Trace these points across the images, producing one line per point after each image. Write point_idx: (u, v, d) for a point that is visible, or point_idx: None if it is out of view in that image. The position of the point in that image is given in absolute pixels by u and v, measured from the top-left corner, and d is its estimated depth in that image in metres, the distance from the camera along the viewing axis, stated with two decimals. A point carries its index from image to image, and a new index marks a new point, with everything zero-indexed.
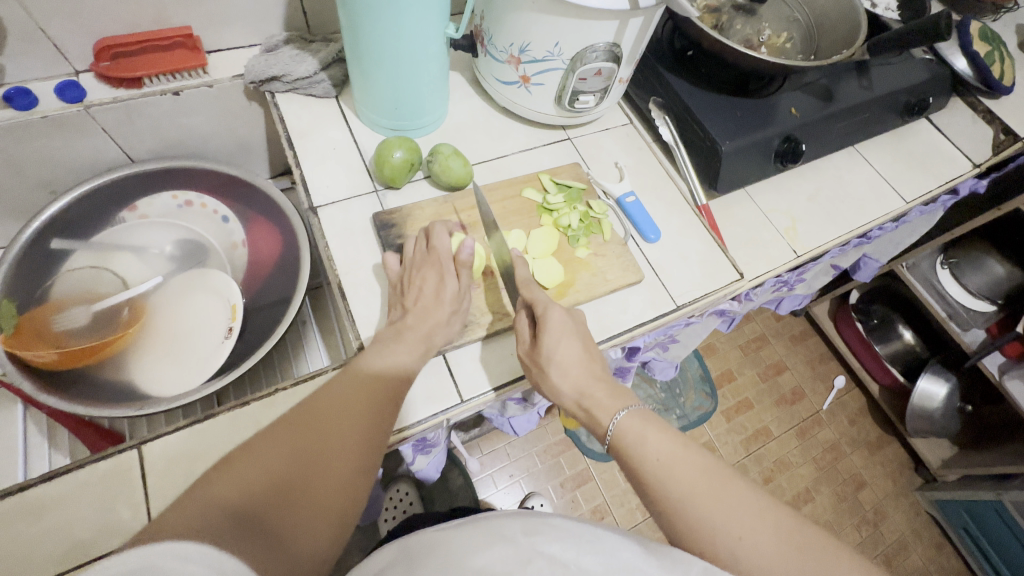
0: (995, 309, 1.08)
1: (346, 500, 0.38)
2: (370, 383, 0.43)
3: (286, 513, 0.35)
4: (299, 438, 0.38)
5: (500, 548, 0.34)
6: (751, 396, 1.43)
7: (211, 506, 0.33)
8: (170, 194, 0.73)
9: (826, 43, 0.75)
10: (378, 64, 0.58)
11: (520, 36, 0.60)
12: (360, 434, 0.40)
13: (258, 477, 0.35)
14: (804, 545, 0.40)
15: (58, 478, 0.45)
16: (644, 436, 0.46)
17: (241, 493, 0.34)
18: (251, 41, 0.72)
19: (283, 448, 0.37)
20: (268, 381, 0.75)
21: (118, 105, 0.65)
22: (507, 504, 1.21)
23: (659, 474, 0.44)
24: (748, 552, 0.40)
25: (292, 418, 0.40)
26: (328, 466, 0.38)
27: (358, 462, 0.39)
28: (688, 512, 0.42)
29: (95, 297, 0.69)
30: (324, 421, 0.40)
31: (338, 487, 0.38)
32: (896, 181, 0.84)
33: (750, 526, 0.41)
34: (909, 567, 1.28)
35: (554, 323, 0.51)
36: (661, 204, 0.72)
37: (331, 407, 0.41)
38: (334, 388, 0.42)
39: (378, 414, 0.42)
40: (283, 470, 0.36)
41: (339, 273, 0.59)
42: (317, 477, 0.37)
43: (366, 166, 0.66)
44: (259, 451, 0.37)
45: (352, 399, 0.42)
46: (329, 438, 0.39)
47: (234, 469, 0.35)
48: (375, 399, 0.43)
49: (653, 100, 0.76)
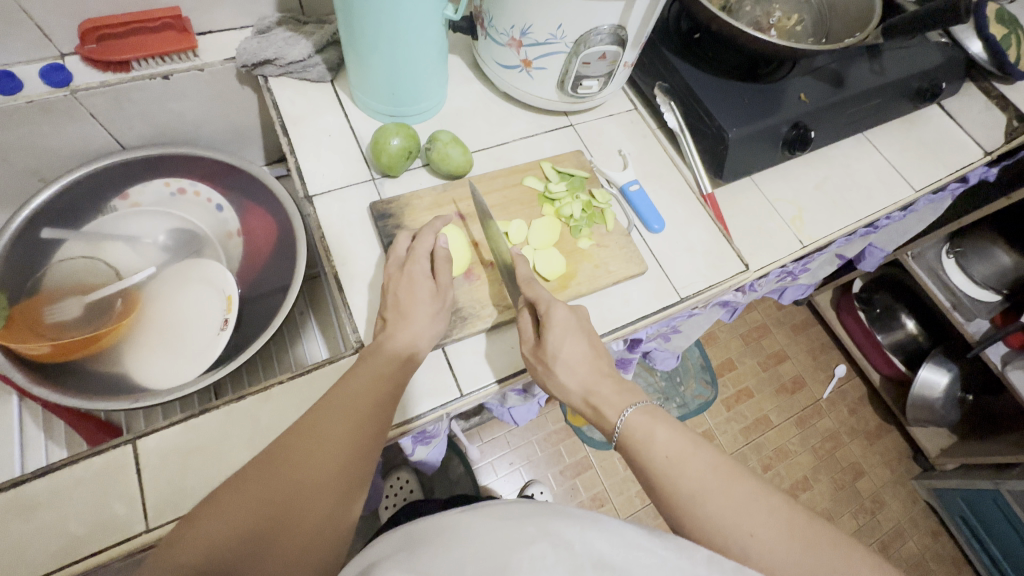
0: (999, 298, 1.07)
1: (329, 531, 0.38)
2: (351, 403, 0.42)
3: (265, 556, 0.35)
4: (273, 477, 0.37)
5: (504, 535, 0.33)
6: (752, 385, 1.42)
7: (184, 563, 0.32)
8: (163, 181, 0.72)
9: (837, 26, 0.72)
10: (373, 48, 0.56)
11: (522, 18, 0.58)
12: (337, 463, 0.39)
13: (233, 522, 0.35)
14: (818, 543, 0.40)
15: (52, 473, 0.44)
16: (653, 432, 0.46)
17: (208, 547, 0.34)
18: (242, 22, 0.69)
19: (254, 491, 0.36)
20: (267, 372, 0.74)
21: (106, 89, 0.63)
22: (507, 492, 1.22)
23: (669, 471, 0.44)
24: (759, 549, 0.39)
25: (266, 455, 0.38)
26: (306, 501, 0.37)
27: (337, 498, 0.38)
28: (698, 509, 0.42)
29: (87, 288, 0.68)
30: (298, 457, 0.38)
31: (315, 526, 0.37)
32: (905, 169, 0.82)
33: (761, 522, 0.40)
34: (905, 553, 1.30)
35: (558, 321, 0.50)
36: (665, 193, 0.70)
37: (308, 440, 0.39)
38: (312, 418, 0.41)
39: (356, 440, 0.41)
40: (253, 515, 0.35)
41: (336, 263, 0.57)
42: (291, 521, 0.36)
43: (363, 154, 0.65)
44: (233, 494, 0.36)
45: (330, 431, 0.40)
46: (305, 473, 0.38)
47: (202, 520, 0.35)
48: (356, 429, 0.41)
49: (658, 85, 0.74)
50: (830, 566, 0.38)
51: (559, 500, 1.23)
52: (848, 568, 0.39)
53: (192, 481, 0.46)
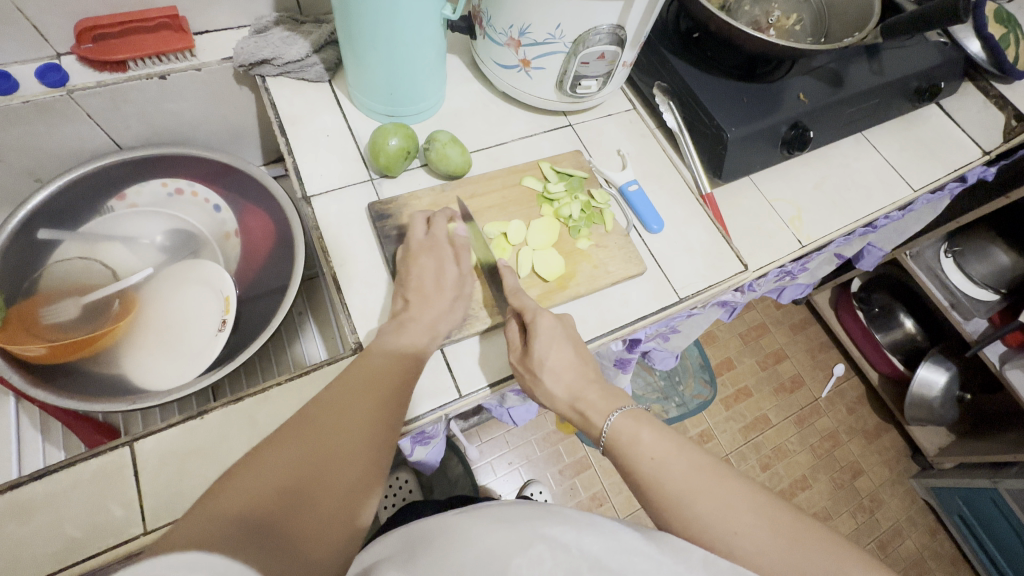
0: (998, 297, 1.07)
1: (355, 504, 0.37)
2: (376, 383, 0.43)
3: (296, 520, 0.34)
4: (304, 440, 0.37)
5: (491, 539, 0.32)
6: (751, 384, 1.42)
7: (220, 516, 0.31)
8: (160, 182, 0.71)
9: (837, 26, 0.72)
10: (371, 48, 0.56)
11: (520, 18, 0.58)
12: (364, 436, 0.39)
13: (265, 483, 0.34)
14: (803, 539, 0.40)
15: (48, 476, 0.44)
16: (638, 434, 0.46)
17: (248, 502, 0.33)
18: (240, 22, 0.69)
19: (289, 452, 0.36)
20: (264, 373, 0.74)
21: (102, 89, 0.62)
22: (506, 491, 1.22)
23: (655, 473, 0.44)
24: (745, 549, 0.39)
25: (294, 423, 0.39)
26: (336, 466, 0.37)
27: (366, 463, 0.39)
28: (685, 510, 0.42)
29: (85, 289, 0.67)
30: (327, 423, 0.39)
31: (348, 490, 0.37)
32: (904, 169, 0.82)
33: (747, 521, 0.40)
34: (903, 552, 1.30)
35: (544, 329, 0.50)
36: (664, 192, 0.70)
37: (333, 410, 0.40)
38: (334, 392, 0.42)
39: (382, 416, 0.41)
40: (289, 475, 0.35)
41: (334, 264, 0.57)
42: (325, 483, 0.36)
43: (361, 154, 0.64)
44: (266, 456, 0.36)
45: (354, 401, 0.41)
46: (335, 442, 0.38)
47: (238, 478, 0.34)
48: (380, 401, 0.42)
49: (658, 85, 0.74)
50: (814, 561, 0.38)
51: (558, 499, 1.23)
52: (837, 563, 0.38)
53: (190, 483, 0.46)
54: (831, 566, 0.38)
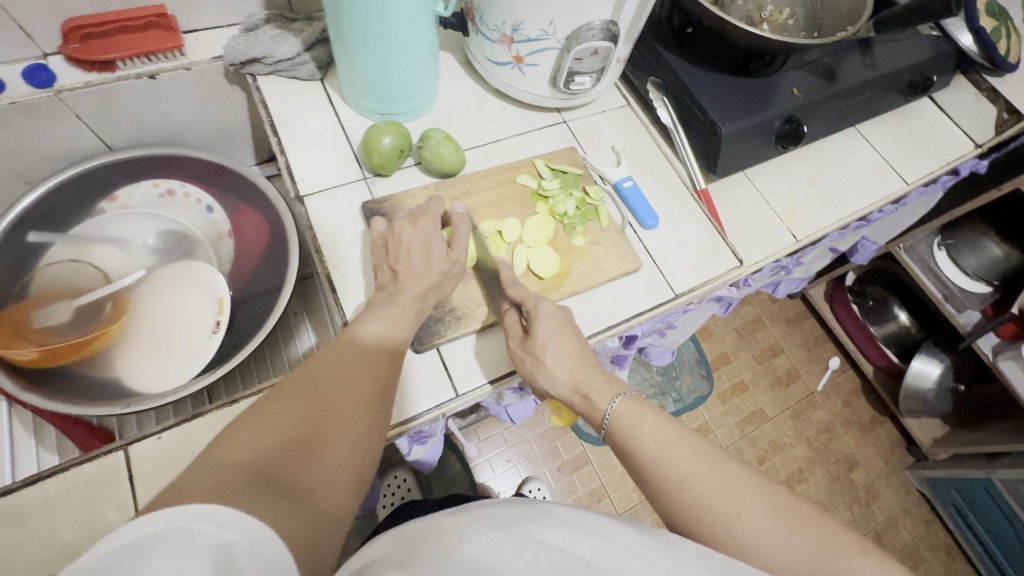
0: (990, 289, 1.08)
1: (361, 453, 0.37)
2: (373, 345, 0.43)
3: (303, 471, 0.34)
4: (307, 395, 0.37)
5: (494, 535, 0.32)
6: (747, 378, 1.43)
7: (225, 467, 0.31)
8: (151, 183, 0.71)
9: (829, 20, 0.72)
10: (362, 45, 0.55)
11: (513, 14, 0.57)
12: (366, 393, 0.39)
13: (269, 439, 0.34)
14: (801, 520, 0.40)
15: (42, 481, 0.43)
16: (642, 419, 0.46)
17: (254, 457, 0.33)
18: (230, 20, 0.68)
19: (291, 409, 0.36)
20: (259, 375, 0.74)
21: (90, 90, 0.62)
22: (505, 488, 1.22)
23: (658, 457, 0.44)
24: (746, 531, 0.40)
25: (294, 380, 0.38)
26: (341, 419, 0.37)
27: (370, 415, 0.39)
28: (685, 494, 0.42)
29: (76, 292, 0.66)
30: (328, 380, 0.39)
31: (353, 440, 0.37)
32: (897, 162, 0.82)
33: (747, 504, 0.41)
34: (899, 542, 1.31)
35: (551, 319, 0.50)
36: (659, 188, 0.70)
37: (335, 367, 0.40)
38: (333, 351, 0.42)
39: (382, 374, 0.41)
40: (293, 430, 0.35)
41: (328, 264, 0.57)
42: (330, 435, 0.36)
43: (354, 153, 0.64)
44: (270, 413, 0.36)
45: (355, 359, 0.41)
46: (337, 397, 0.38)
47: (243, 435, 0.34)
48: (380, 359, 0.42)
49: (652, 81, 0.73)
50: (812, 542, 0.39)
51: (557, 496, 1.23)
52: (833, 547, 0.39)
53: None
54: (829, 550, 0.39)
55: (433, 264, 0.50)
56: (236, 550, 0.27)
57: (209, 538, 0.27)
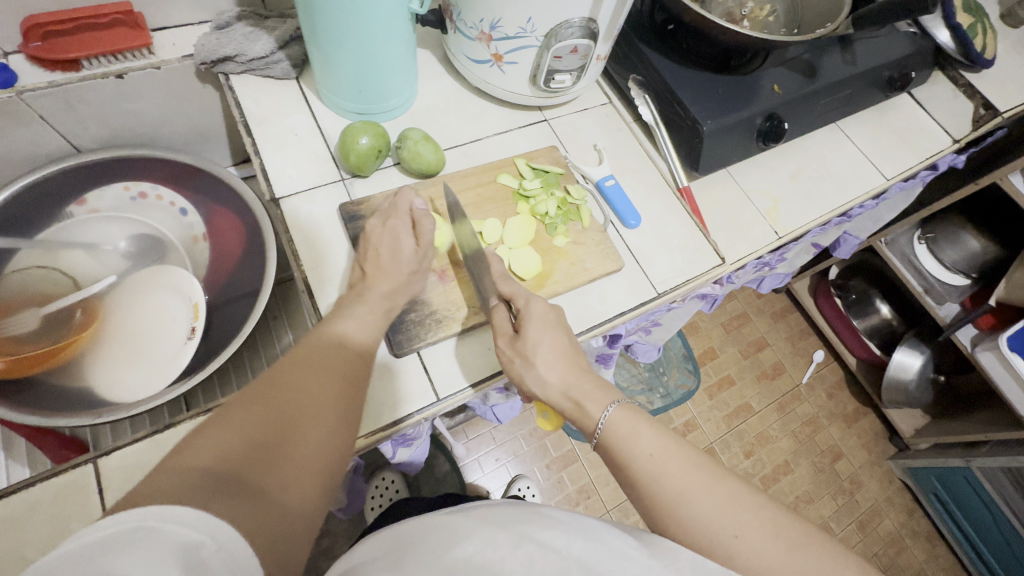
0: (969, 282, 1.11)
1: (329, 456, 0.36)
2: (344, 347, 0.42)
3: (273, 472, 0.33)
4: (275, 396, 0.36)
5: (489, 531, 0.32)
6: (733, 373, 1.44)
7: (188, 469, 0.30)
8: (121, 185, 0.68)
9: (809, 17, 0.72)
10: (336, 42, 0.54)
11: (490, 11, 0.56)
12: (336, 394, 0.39)
13: (235, 439, 0.33)
14: (799, 541, 0.40)
15: (6, 498, 0.42)
16: (636, 429, 0.46)
17: (219, 458, 0.31)
18: (201, 17, 0.66)
19: (258, 409, 0.35)
20: (238, 381, 0.72)
21: (55, 89, 0.59)
22: (494, 487, 1.22)
23: (652, 470, 0.44)
24: (744, 551, 0.39)
25: (262, 381, 0.37)
26: (309, 420, 0.36)
27: (338, 418, 0.38)
28: (681, 511, 0.41)
29: (46, 299, 0.65)
30: (296, 381, 0.38)
31: (321, 443, 0.36)
32: (877, 158, 0.83)
33: (745, 523, 0.40)
34: (883, 531, 1.33)
35: (536, 315, 0.50)
36: (641, 186, 0.70)
37: (302, 368, 0.39)
38: (303, 352, 0.40)
39: (353, 376, 0.41)
40: (260, 431, 0.34)
41: (305, 268, 0.56)
42: (297, 438, 0.35)
43: (331, 154, 0.63)
44: (236, 413, 0.34)
45: (324, 361, 0.40)
46: (307, 398, 0.37)
47: (207, 435, 0.32)
48: (350, 362, 0.42)
49: (633, 79, 0.73)
50: (811, 566, 0.39)
51: (546, 494, 1.23)
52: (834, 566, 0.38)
53: None
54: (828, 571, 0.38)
55: (408, 270, 0.49)
56: (205, 550, 0.26)
57: (180, 538, 0.26)
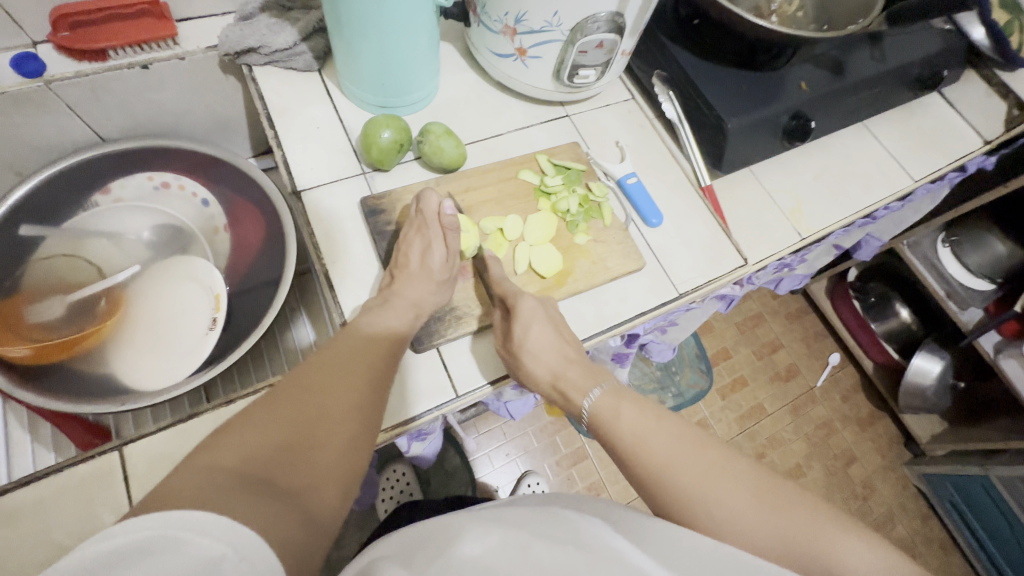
0: (993, 287, 1.07)
1: (350, 460, 0.36)
2: (365, 350, 0.42)
3: (294, 473, 0.33)
4: (299, 398, 0.36)
5: (497, 534, 0.32)
6: (746, 374, 1.43)
7: (214, 470, 0.30)
8: (145, 175, 0.69)
9: (839, 12, 0.70)
10: (360, 35, 0.54)
11: (515, 5, 0.56)
12: (358, 396, 0.39)
13: (259, 441, 0.33)
14: (782, 504, 0.39)
15: (36, 482, 0.43)
16: (618, 410, 0.45)
17: (243, 459, 0.31)
18: (225, 8, 0.67)
19: (281, 411, 0.35)
20: (257, 375, 0.73)
21: (82, 80, 0.60)
22: (503, 482, 1.22)
23: (637, 445, 0.43)
24: (725, 517, 0.38)
25: (286, 383, 0.37)
26: (332, 423, 0.36)
27: (360, 421, 0.38)
28: (666, 481, 0.41)
29: (70, 287, 0.66)
30: (319, 383, 0.38)
31: (342, 446, 0.36)
32: (904, 159, 0.81)
33: (725, 488, 0.39)
34: (895, 538, 1.32)
35: (525, 310, 0.50)
36: (664, 185, 0.69)
37: (326, 369, 0.39)
38: (327, 355, 0.41)
39: (373, 376, 0.41)
40: (283, 432, 0.34)
41: (326, 261, 0.56)
42: (319, 440, 0.35)
43: (353, 147, 0.62)
44: (260, 415, 0.35)
45: (347, 363, 0.40)
46: (329, 399, 0.37)
47: (232, 437, 0.33)
48: (372, 363, 0.42)
49: (657, 74, 0.72)
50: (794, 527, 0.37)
51: (555, 490, 1.23)
52: None
53: None
54: (815, 534, 0.37)
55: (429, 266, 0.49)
56: (227, 562, 0.27)
57: (200, 552, 0.26)
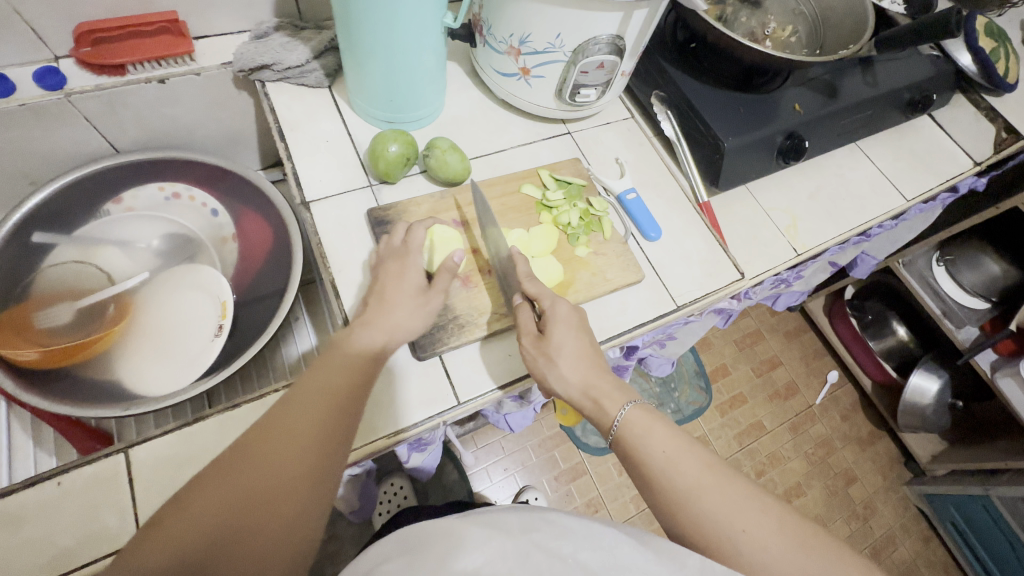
0: (988, 305, 1.07)
1: (290, 540, 0.36)
2: (324, 406, 0.40)
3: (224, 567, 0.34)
4: (235, 481, 0.36)
5: (496, 543, 0.32)
6: (745, 391, 1.43)
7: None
8: (157, 186, 0.71)
9: (831, 39, 0.73)
10: (371, 54, 0.56)
11: (521, 27, 0.58)
12: (302, 471, 0.38)
13: (186, 537, 0.33)
14: (808, 539, 0.40)
15: (43, 483, 0.43)
16: (652, 429, 0.46)
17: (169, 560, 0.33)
18: (240, 27, 0.69)
19: (215, 497, 0.35)
20: (258, 384, 0.74)
21: (101, 93, 0.62)
22: (502, 498, 1.21)
23: (666, 468, 0.44)
24: (753, 550, 0.39)
25: (228, 459, 0.37)
26: (269, 506, 0.36)
27: (302, 498, 0.37)
28: (692, 507, 0.42)
29: (79, 293, 0.67)
30: (259, 460, 0.37)
31: (280, 529, 0.36)
32: (897, 180, 0.83)
33: (755, 520, 0.41)
34: (896, 559, 1.31)
35: (561, 315, 0.51)
36: (662, 201, 0.70)
37: (271, 442, 0.38)
38: (278, 417, 0.39)
39: (325, 442, 0.39)
40: (213, 525, 0.34)
41: (333, 271, 0.57)
42: (252, 528, 0.35)
43: (361, 160, 0.64)
44: (194, 502, 0.35)
45: (297, 430, 0.39)
46: (268, 478, 0.37)
47: (163, 532, 0.33)
48: (326, 425, 0.40)
49: (655, 94, 0.74)
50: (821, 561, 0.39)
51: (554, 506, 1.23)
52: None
53: None
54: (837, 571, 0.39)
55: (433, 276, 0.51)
56: None
57: None
